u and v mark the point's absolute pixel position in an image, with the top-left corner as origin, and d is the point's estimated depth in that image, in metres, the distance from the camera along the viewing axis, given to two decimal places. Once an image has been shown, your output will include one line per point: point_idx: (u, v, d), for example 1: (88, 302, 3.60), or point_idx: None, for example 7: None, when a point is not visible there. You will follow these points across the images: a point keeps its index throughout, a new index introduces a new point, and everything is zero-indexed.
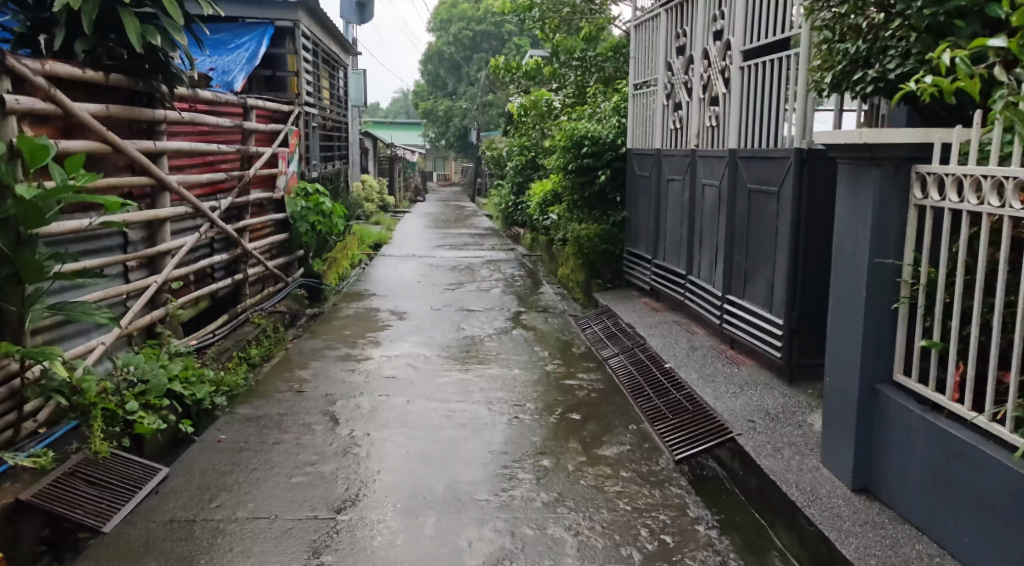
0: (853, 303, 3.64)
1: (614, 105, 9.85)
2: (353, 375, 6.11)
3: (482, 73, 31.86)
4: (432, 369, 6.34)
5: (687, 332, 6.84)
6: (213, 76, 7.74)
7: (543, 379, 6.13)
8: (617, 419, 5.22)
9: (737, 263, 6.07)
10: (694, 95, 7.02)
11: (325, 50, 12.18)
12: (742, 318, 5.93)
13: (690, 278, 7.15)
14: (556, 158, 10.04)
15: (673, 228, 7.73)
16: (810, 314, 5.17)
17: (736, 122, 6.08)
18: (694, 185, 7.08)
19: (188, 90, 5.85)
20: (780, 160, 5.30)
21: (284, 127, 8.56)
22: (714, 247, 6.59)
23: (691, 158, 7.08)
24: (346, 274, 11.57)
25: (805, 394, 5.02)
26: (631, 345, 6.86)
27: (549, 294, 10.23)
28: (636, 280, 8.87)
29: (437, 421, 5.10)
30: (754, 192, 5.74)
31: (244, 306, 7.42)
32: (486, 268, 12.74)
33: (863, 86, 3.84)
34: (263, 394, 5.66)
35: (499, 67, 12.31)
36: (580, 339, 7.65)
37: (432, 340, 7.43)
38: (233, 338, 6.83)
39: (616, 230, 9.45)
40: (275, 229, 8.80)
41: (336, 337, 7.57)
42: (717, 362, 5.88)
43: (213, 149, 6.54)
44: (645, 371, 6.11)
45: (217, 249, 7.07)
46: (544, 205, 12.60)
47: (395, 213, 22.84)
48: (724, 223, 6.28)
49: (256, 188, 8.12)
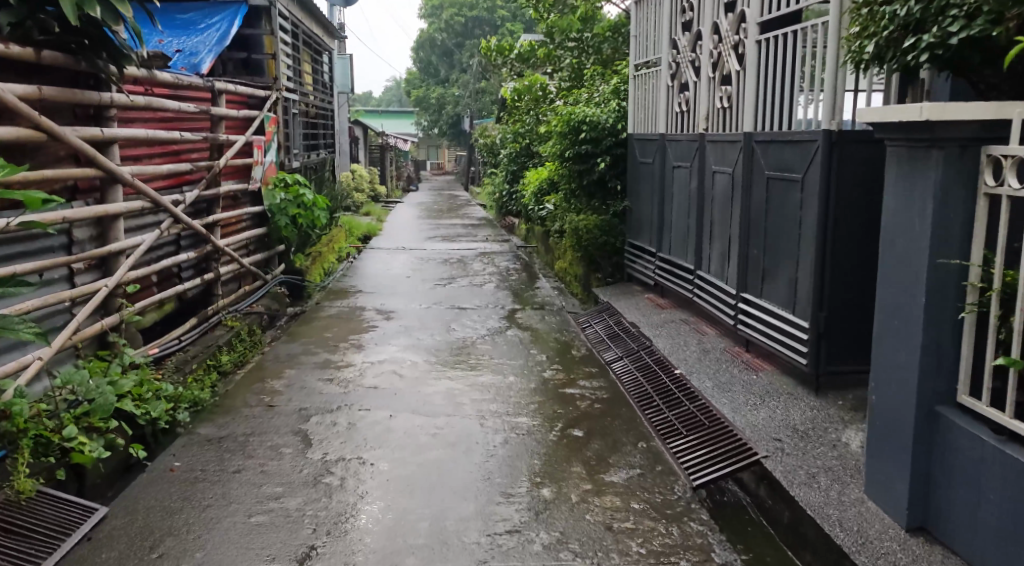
0: (909, 311, 3.09)
1: (613, 88, 9.27)
2: (331, 386, 5.54)
3: (475, 60, 31.18)
4: (418, 377, 5.78)
5: (697, 333, 6.29)
6: (181, 58, 7.15)
7: (539, 387, 5.57)
8: (623, 436, 4.66)
9: (753, 258, 5.52)
10: (702, 74, 6.44)
11: (306, 33, 11.55)
12: (759, 319, 5.38)
13: (698, 273, 6.59)
14: (552, 146, 9.45)
15: (679, 220, 7.17)
16: (840, 316, 4.61)
17: (750, 102, 5.51)
18: (702, 172, 6.52)
19: (142, 69, 5.29)
20: (804, 142, 4.73)
21: (259, 114, 7.96)
22: (726, 241, 6.03)
23: (699, 143, 6.52)
24: (332, 269, 10.98)
25: (836, 406, 4.48)
26: (636, 348, 6.31)
27: (546, 290, 9.67)
28: (638, 274, 8.32)
29: (422, 440, 4.54)
30: (773, 179, 5.19)
31: (215, 308, 6.84)
32: (479, 260, 12.16)
33: (915, 54, 3.27)
34: (229, 409, 5.10)
35: (490, 49, 11.52)
36: (579, 340, 7.08)
37: (420, 342, 6.86)
38: (201, 344, 6.26)
39: (616, 221, 8.87)
40: (251, 224, 8.21)
41: (317, 340, 7.01)
42: (733, 369, 5.33)
43: (176, 137, 5.96)
44: (653, 379, 5.56)
45: (184, 247, 6.49)
46: (541, 194, 12.02)
47: (386, 204, 22.22)
48: (738, 214, 5.72)
49: (229, 179, 7.52)
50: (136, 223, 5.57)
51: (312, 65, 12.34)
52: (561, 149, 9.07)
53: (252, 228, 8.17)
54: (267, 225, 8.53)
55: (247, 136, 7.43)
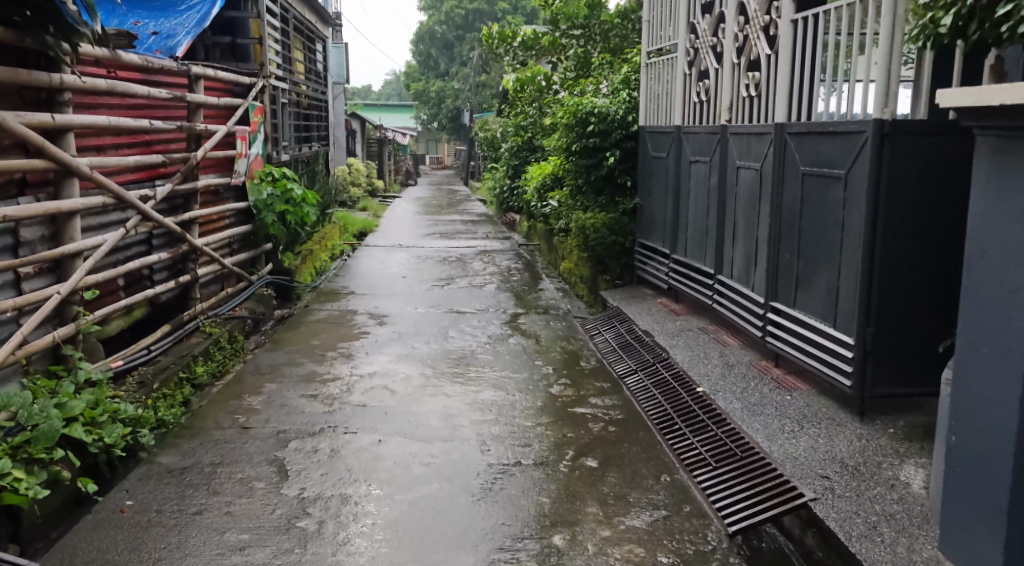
0: (1005, 337, 2.56)
1: (623, 77, 8.70)
2: (314, 404, 4.99)
3: (475, 53, 30.55)
4: (412, 393, 5.23)
5: (718, 344, 5.75)
6: (155, 40, 6.56)
7: (546, 406, 5.02)
8: (643, 467, 4.11)
9: (784, 263, 4.96)
10: (725, 59, 5.88)
11: (297, 20, 10.97)
12: (792, 331, 4.82)
13: (718, 278, 6.04)
14: (557, 139, 8.88)
15: (697, 219, 6.61)
16: (890, 332, 4.06)
17: (781, 89, 4.95)
18: (724, 167, 5.96)
19: (104, 49, 4.77)
20: (849, 134, 4.17)
21: (243, 102, 7.39)
22: (751, 243, 5.48)
23: (721, 135, 5.96)
24: (324, 269, 10.41)
25: (887, 435, 3.93)
26: (652, 360, 5.76)
27: (550, 292, 9.12)
28: (649, 276, 7.77)
29: (415, 470, 4.00)
30: (809, 175, 4.63)
31: (191, 313, 6.28)
32: (479, 259, 11.58)
33: (1011, 24, 2.77)
34: (199, 431, 4.54)
35: (491, 37, 10.87)
36: (588, 349, 6.53)
37: (415, 352, 6.31)
38: (174, 354, 5.70)
39: (626, 220, 8.31)
40: (234, 220, 7.65)
41: (304, 348, 6.47)
42: (762, 387, 4.78)
43: (146, 126, 5.42)
44: (672, 397, 5.02)
45: (156, 247, 5.94)
46: (544, 189, 11.46)
47: (383, 199, 21.64)
48: (767, 213, 5.16)
49: (208, 172, 6.97)
50: (97, 221, 5.02)
51: (304, 52, 11.74)
52: (567, 142, 8.50)
53: (235, 226, 7.61)
54: (251, 223, 7.99)
55: (228, 126, 6.87)
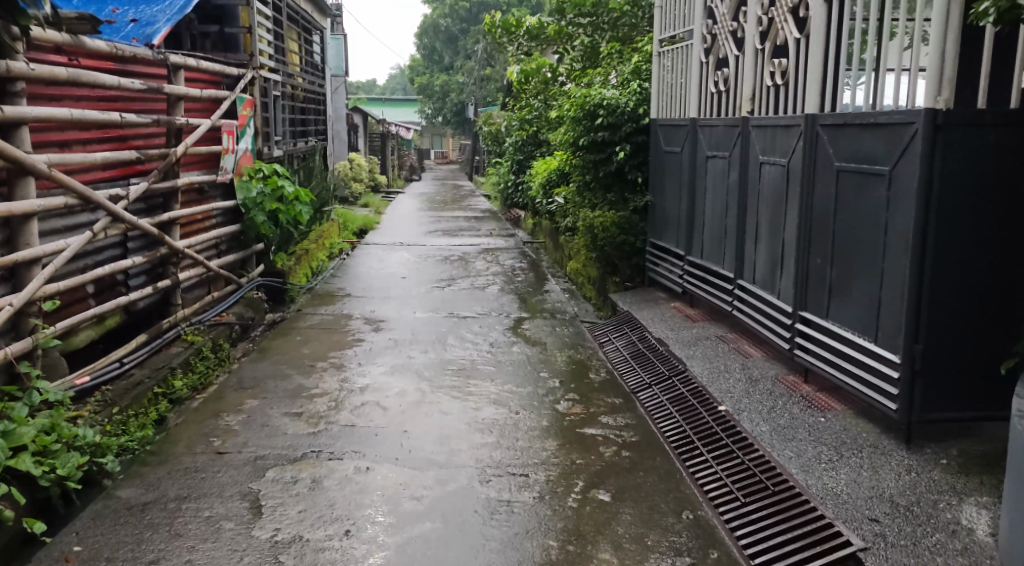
0: None
1: (633, 67, 8.22)
2: (298, 424, 4.55)
3: (480, 47, 30.05)
4: (406, 411, 4.80)
5: (740, 355, 5.30)
6: (134, 27, 6.09)
7: (552, 427, 4.58)
8: (661, 501, 3.66)
9: (813, 269, 4.50)
10: (746, 46, 5.42)
11: (291, 9, 10.52)
12: (824, 345, 4.37)
13: (739, 283, 5.59)
14: (563, 134, 8.42)
15: (714, 219, 6.15)
16: (940, 349, 3.61)
17: (812, 75, 4.49)
18: (745, 162, 5.50)
19: (62, 34, 4.38)
20: (894, 126, 3.71)
21: (231, 95, 6.95)
22: (776, 246, 5.02)
23: (741, 128, 5.49)
24: (320, 269, 9.98)
25: (938, 467, 3.48)
26: (668, 374, 5.30)
27: (556, 295, 8.66)
28: (661, 278, 7.32)
29: (405, 507, 3.57)
30: (844, 172, 4.17)
31: (172, 321, 5.86)
32: (482, 259, 11.14)
33: None
34: (169, 455, 4.11)
35: (494, 25, 10.37)
36: (598, 358, 6.08)
37: (412, 362, 5.89)
38: (150, 367, 5.28)
39: (636, 218, 7.86)
40: (221, 220, 7.22)
41: (293, 358, 6.04)
42: (792, 407, 4.32)
43: (116, 119, 4.99)
44: (692, 417, 4.57)
45: (131, 250, 5.51)
46: (549, 186, 11.00)
47: (386, 195, 21.19)
48: (795, 214, 4.71)
49: (192, 170, 6.54)
50: (60, 223, 4.60)
51: (300, 42, 11.29)
52: (575, 136, 8.03)
53: (221, 226, 7.18)
54: (241, 222, 7.56)
55: (212, 120, 6.43)
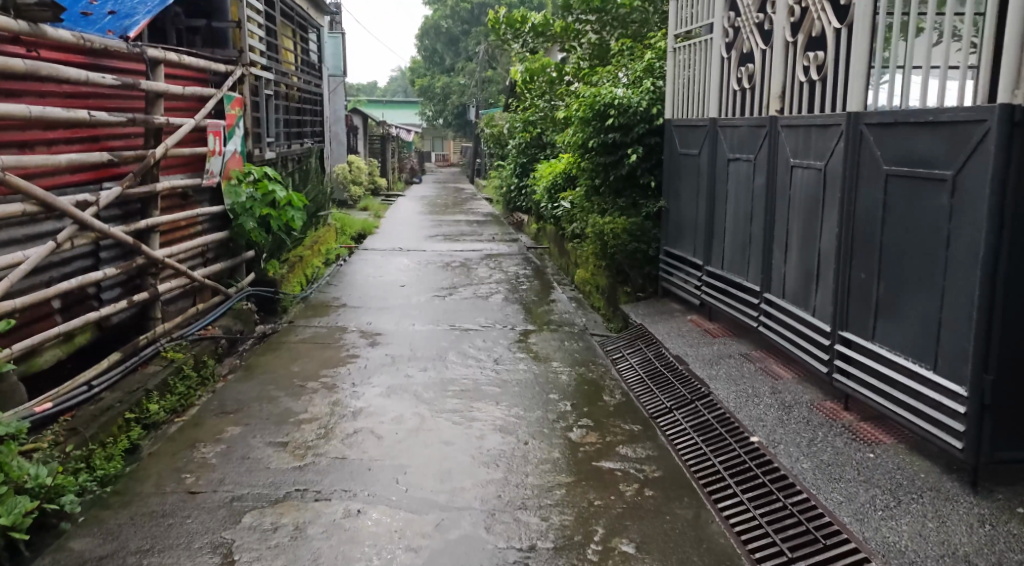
0: None
1: (646, 64, 7.77)
2: (283, 456, 4.09)
3: (482, 48, 29.61)
4: (403, 441, 4.36)
5: (768, 376, 4.85)
6: (111, 19, 5.66)
7: (564, 461, 4.12)
8: (694, 554, 3.24)
9: (854, 283, 4.05)
10: (776, 39, 4.97)
11: (286, 5, 10.07)
12: (869, 370, 3.92)
13: (766, 297, 5.14)
14: (571, 135, 7.96)
15: (736, 226, 5.69)
16: (1013, 380, 3.18)
17: (855, 68, 4.05)
18: (773, 165, 5.05)
19: (21, 22, 3.98)
20: (961, 124, 3.27)
21: (219, 93, 6.51)
22: (808, 257, 4.57)
23: (769, 128, 5.04)
24: (315, 277, 9.52)
25: (1012, 518, 3.06)
26: (690, 398, 4.84)
27: (563, 305, 8.21)
28: (676, 288, 6.88)
29: (400, 561, 3.13)
30: (894, 177, 3.72)
31: (150, 336, 5.42)
32: (485, 265, 10.71)
33: None
34: (136, 494, 3.66)
35: (498, 22, 9.94)
36: (611, 377, 5.62)
37: (410, 383, 5.43)
38: (122, 390, 4.79)
39: (649, 225, 7.41)
40: (207, 227, 6.77)
41: (282, 377, 5.60)
42: (834, 439, 3.86)
43: (85, 117, 4.57)
44: (720, 449, 4.11)
45: (104, 260, 5.08)
46: (555, 190, 10.57)
47: (386, 198, 20.72)
48: (833, 222, 4.25)
49: (175, 173, 6.11)
50: (19, 233, 4.20)
51: (295, 40, 10.82)
52: (584, 137, 7.59)
53: (208, 233, 6.74)
54: (229, 229, 7.11)
55: (198, 119, 6.00)
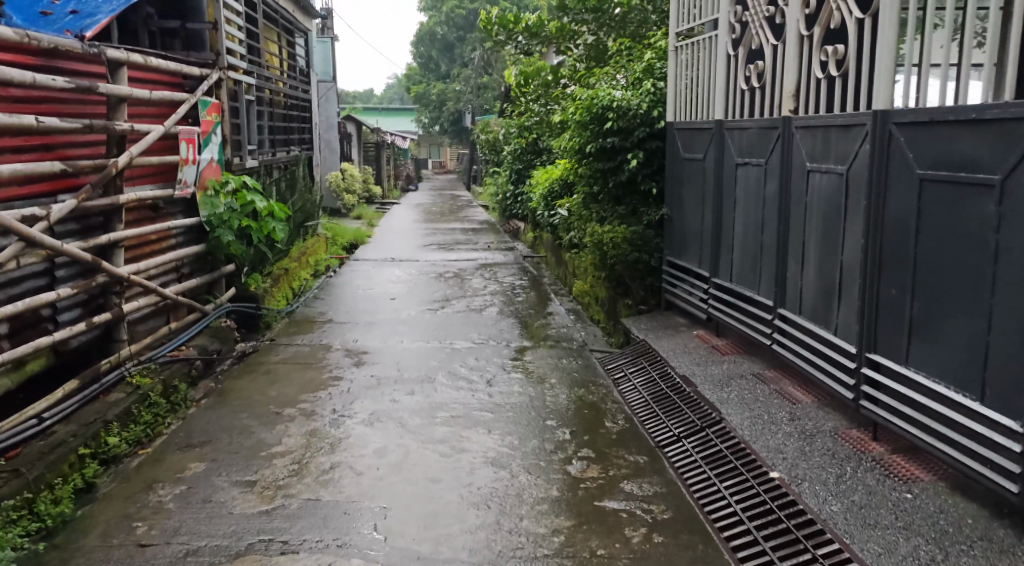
0: None
1: (646, 64, 7.38)
2: (250, 497, 3.70)
3: (477, 54, 29.24)
4: (384, 478, 3.96)
5: (785, 399, 4.44)
6: (73, 18, 5.26)
7: (562, 501, 3.71)
8: None
9: (883, 300, 3.66)
10: (789, 33, 4.57)
11: (270, 7, 9.68)
12: (904, 399, 3.52)
13: (780, 314, 4.74)
14: (567, 140, 7.57)
15: (746, 235, 5.30)
16: None
17: (881, 60, 3.65)
18: (787, 169, 4.65)
19: None
20: (1014, 123, 2.91)
21: (194, 98, 6.12)
22: (827, 270, 4.17)
23: (781, 130, 4.65)
24: (302, 290, 9.10)
25: None
26: (700, 424, 4.42)
27: (561, 318, 7.80)
28: (679, 300, 6.49)
29: None
30: (929, 182, 3.34)
31: (114, 360, 4.97)
32: (479, 276, 10.30)
33: None
34: (79, 548, 3.29)
35: (490, 22, 9.47)
36: (613, 400, 5.21)
37: (396, 409, 5.02)
38: (78, 422, 4.37)
39: (650, 233, 7.00)
40: (181, 240, 6.37)
41: (258, 403, 5.19)
42: (865, 476, 3.45)
43: (33, 123, 4.18)
44: (737, 486, 3.70)
45: (60, 280, 4.68)
46: (551, 197, 10.18)
47: (380, 206, 20.30)
48: (857, 232, 3.85)
49: (144, 183, 5.72)
50: None
51: (280, 43, 10.42)
52: (580, 142, 7.19)
53: (182, 246, 6.33)
54: (205, 242, 6.69)
55: (168, 125, 5.61)
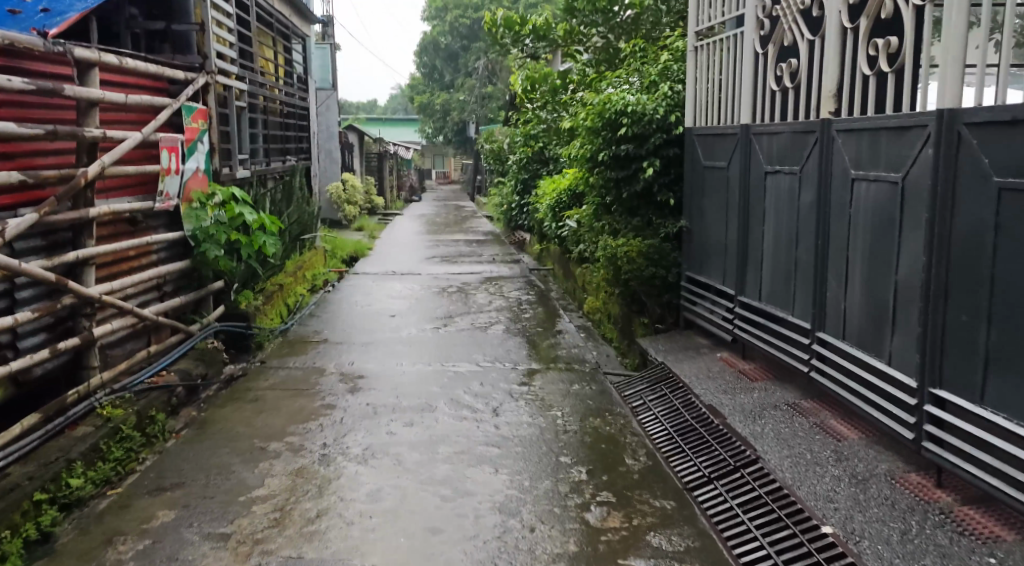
0: None
1: (661, 67, 6.91)
2: (221, 556, 3.28)
3: (481, 64, 28.83)
4: (377, 529, 3.50)
5: (828, 434, 3.95)
6: (43, 17, 4.77)
7: (578, 559, 3.26)
8: None
9: (950, 328, 3.18)
10: (831, 26, 4.11)
11: (264, 11, 9.24)
12: (976, 441, 3.04)
13: (818, 339, 4.26)
14: (578, 147, 7.10)
15: (777, 250, 4.82)
16: None
17: (946, 51, 3.20)
18: (825, 178, 4.18)
19: None
20: None
21: (177, 104, 5.66)
22: (876, 291, 3.70)
23: (819, 134, 4.18)
24: (298, 306, 8.64)
25: None
26: (733, 462, 3.94)
27: (571, 337, 7.32)
28: (700, 318, 6.01)
29: None
30: (1007, 192, 2.89)
31: (83, 390, 4.46)
32: (485, 290, 9.83)
33: None
34: None
35: (495, 24, 9.00)
36: (633, 433, 4.73)
37: (393, 443, 4.55)
38: (37, 462, 3.88)
39: (668, 247, 6.53)
40: (164, 255, 5.92)
41: (242, 436, 4.73)
42: (936, 533, 2.97)
43: None
44: (783, 542, 3.23)
45: (23, 304, 4.24)
46: (559, 208, 9.72)
47: (383, 218, 19.84)
48: (916, 249, 3.37)
49: (120, 196, 5.27)
50: None
51: (276, 48, 9.98)
52: (592, 149, 6.73)
53: (165, 262, 5.88)
54: (191, 257, 6.22)
55: (147, 133, 5.15)
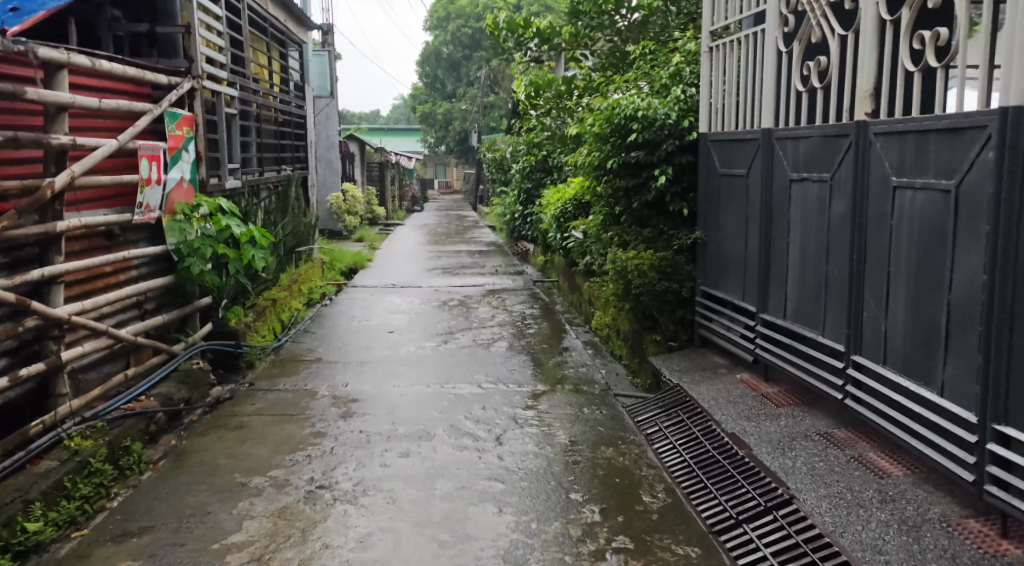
0: None
1: (673, 69, 6.53)
2: None
3: (483, 73, 28.49)
4: None
5: (868, 469, 3.56)
6: (12, 15, 4.34)
7: None
8: None
9: (1017, 356, 2.80)
10: (868, 19, 3.73)
11: (257, 15, 8.89)
12: None
13: (854, 362, 3.86)
14: (585, 154, 6.72)
15: (804, 264, 4.43)
16: None
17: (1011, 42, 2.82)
18: (860, 186, 3.80)
19: None
20: None
21: (157, 109, 5.29)
22: (923, 311, 3.32)
23: (855, 137, 3.80)
24: (291, 321, 8.25)
25: None
26: (762, 501, 3.55)
27: (579, 355, 6.92)
28: (716, 336, 5.62)
29: None
30: None
31: (48, 420, 4.08)
32: (488, 304, 9.43)
33: None
34: None
35: (497, 26, 8.65)
36: (648, 465, 4.33)
37: (387, 477, 4.16)
38: None
39: (682, 259, 6.14)
40: (146, 271, 5.54)
41: (223, 468, 4.35)
42: None
43: None
44: None
45: None
46: (564, 219, 9.33)
47: (383, 229, 19.43)
48: (975, 265, 2.99)
49: (93, 208, 4.89)
50: None
51: (270, 54, 9.63)
52: (599, 157, 6.35)
53: (147, 278, 5.50)
54: (175, 273, 5.83)
55: (122, 141, 4.77)
